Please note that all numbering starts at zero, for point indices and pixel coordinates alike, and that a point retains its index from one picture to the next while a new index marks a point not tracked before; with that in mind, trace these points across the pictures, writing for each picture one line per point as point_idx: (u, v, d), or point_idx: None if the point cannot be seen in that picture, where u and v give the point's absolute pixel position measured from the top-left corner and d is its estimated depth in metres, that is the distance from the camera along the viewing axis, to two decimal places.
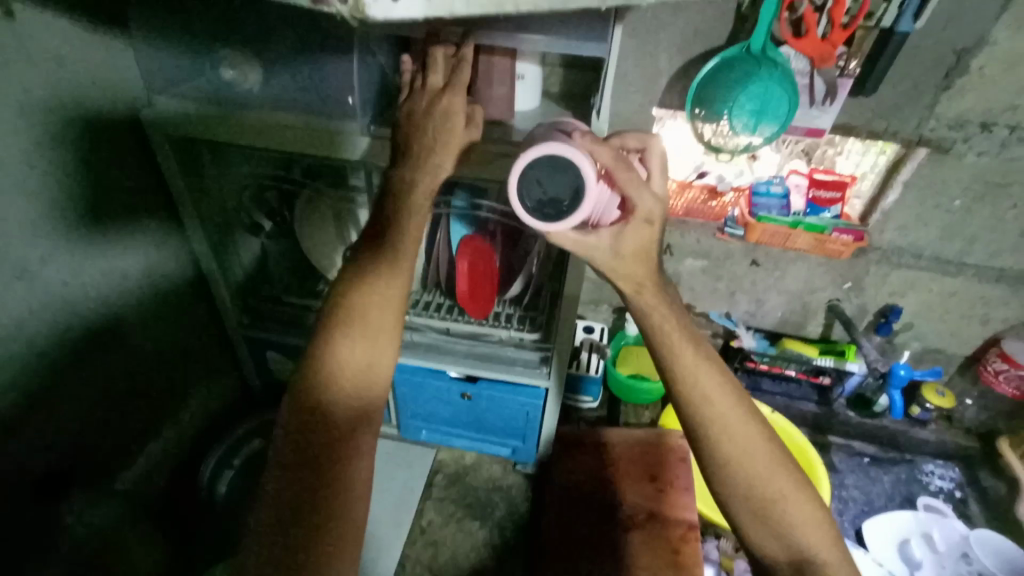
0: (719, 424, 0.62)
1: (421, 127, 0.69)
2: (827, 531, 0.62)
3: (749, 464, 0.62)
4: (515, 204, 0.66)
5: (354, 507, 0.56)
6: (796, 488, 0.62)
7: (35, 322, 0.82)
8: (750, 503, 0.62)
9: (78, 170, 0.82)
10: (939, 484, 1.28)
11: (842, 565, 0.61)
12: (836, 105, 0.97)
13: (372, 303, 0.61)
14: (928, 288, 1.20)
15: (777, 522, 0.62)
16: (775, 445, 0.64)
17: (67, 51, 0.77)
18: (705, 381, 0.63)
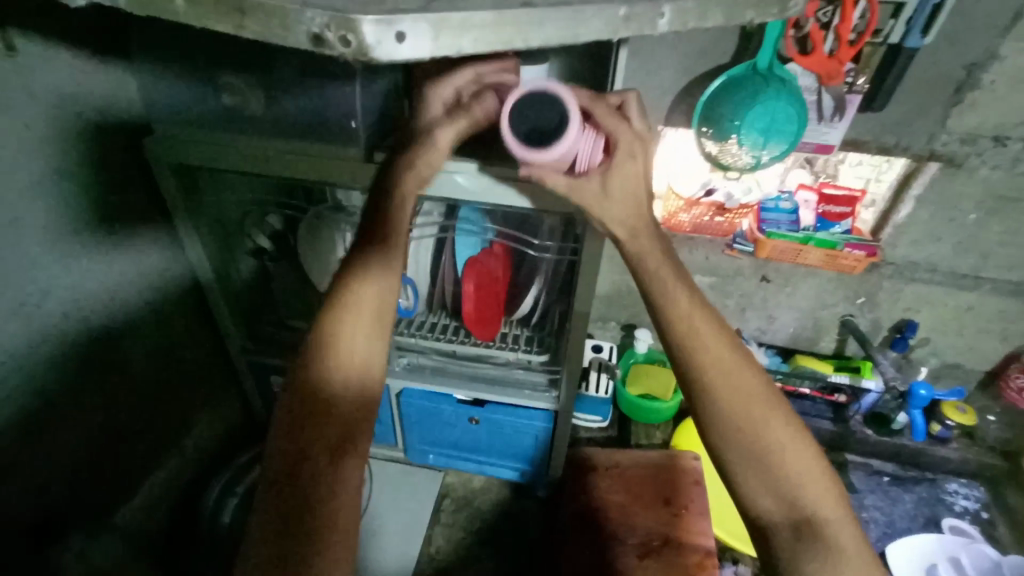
0: (713, 364, 0.61)
1: (426, 157, 0.70)
2: (830, 488, 0.57)
3: (744, 404, 0.59)
4: (501, 132, 0.63)
5: (350, 501, 0.58)
6: (794, 437, 0.58)
7: (32, 358, 0.80)
8: (744, 448, 0.58)
9: (78, 202, 0.82)
10: (964, 505, 1.24)
11: (847, 529, 0.56)
12: (845, 120, 0.96)
13: (362, 295, 0.65)
14: (943, 303, 1.19)
15: (774, 471, 0.57)
16: (773, 393, 0.61)
17: (70, 84, 0.78)
18: (699, 321, 0.63)
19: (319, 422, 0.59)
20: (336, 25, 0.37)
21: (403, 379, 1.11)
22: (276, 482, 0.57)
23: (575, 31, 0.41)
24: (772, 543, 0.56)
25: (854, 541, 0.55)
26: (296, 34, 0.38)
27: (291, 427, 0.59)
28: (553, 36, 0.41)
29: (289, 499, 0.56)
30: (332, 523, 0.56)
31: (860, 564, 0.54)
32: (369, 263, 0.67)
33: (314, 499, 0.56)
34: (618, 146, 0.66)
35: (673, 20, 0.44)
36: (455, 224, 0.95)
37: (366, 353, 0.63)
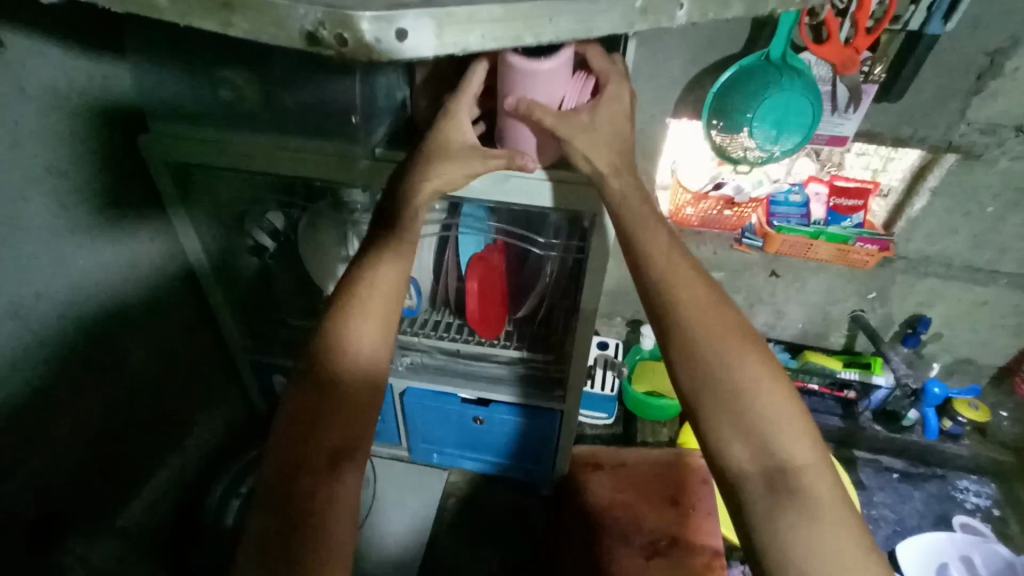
0: (693, 311, 0.61)
1: (443, 168, 0.67)
2: (808, 436, 0.56)
3: (718, 347, 0.59)
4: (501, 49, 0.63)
5: (347, 508, 0.59)
6: (770, 384, 0.58)
7: (28, 362, 0.79)
8: (716, 391, 0.58)
9: (72, 201, 0.80)
10: (975, 502, 1.22)
11: (821, 471, 0.55)
12: (859, 112, 0.93)
13: (364, 297, 0.65)
14: (957, 297, 1.17)
15: (748, 418, 0.56)
16: (753, 341, 0.60)
17: (62, 79, 0.75)
18: (680, 270, 0.63)
19: (320, 423, 0.61)
20: (331, 24, 0.37)
21: (407, 379, 1.10)
22: (275, 480, 0.59)
23: (588, 24, 0.40)
24: (742, 491, 0.56)
25: (828, 488, 0.54)
26: (288, 31, 0.37)
27: (294, 424, 0.61)
28: (565, 29, 0.40)
29: (289, 500, 0.58)
30: (326, 527, 0.57)
31: (832, 513, 0.53)
32: (379, 263, 0.67)
33: (310, 502, 0.58)
34: (606, 85, 0.67)
35: (691, 10, 0.42)
36: (457, 222, 0.92)
37: (370, 356, 0.64)
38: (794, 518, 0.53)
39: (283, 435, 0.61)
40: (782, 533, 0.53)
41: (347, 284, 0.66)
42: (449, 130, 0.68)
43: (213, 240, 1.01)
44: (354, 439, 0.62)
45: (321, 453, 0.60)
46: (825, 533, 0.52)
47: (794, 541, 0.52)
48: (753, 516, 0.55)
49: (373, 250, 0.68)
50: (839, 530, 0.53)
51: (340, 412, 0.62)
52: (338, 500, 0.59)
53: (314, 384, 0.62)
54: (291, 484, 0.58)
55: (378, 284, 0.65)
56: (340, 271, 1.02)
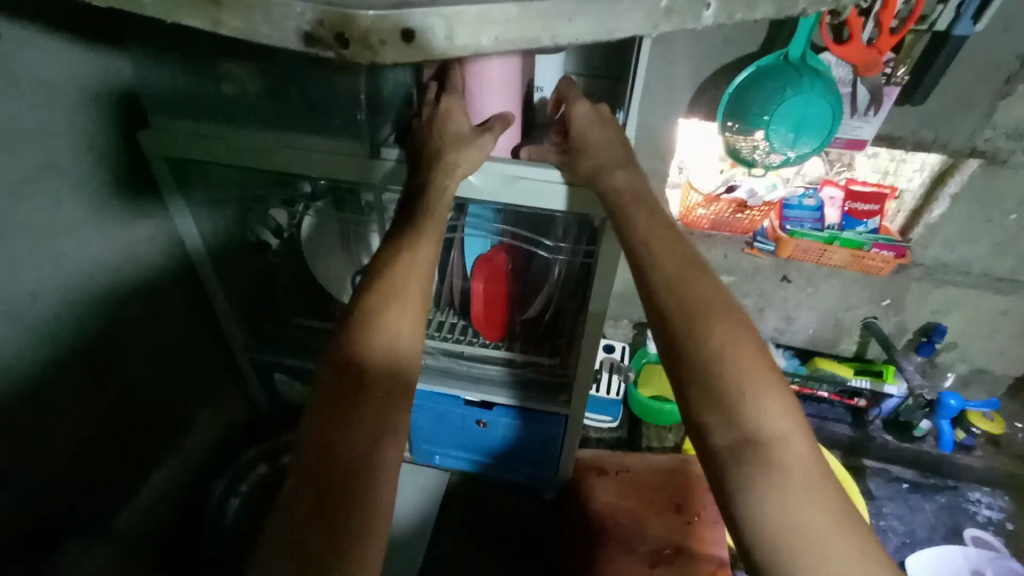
0: (668, 282, 0.58)
1: (459, 157, 0.68)
2: (784, 404, 0.52)
3: (691, 316, 0.56)
4: (475, 94, 0.72)
5: (388, 501, 0.54)
6: (742, 351, 0.54)
7: (24, 363, 0.77)
8: (688, 359, 0.54)
9: (70, 198, 0.78)
10: (987, 514, 1.20)
11: (797, 444, 0.50)
12: (879, 115, 0.90)
13: (403, 267, 0.64)
14: (974, 306, 1.15)
15: (719, 387, 0.52)
16: (727, 308, 0.57)
17: (59, 73, 0.73)
18: (655, 240, 0.61)
19: (362, 398, 0.57)
20: (328, 22, 0.36)
21: None
22: (308, 457, 0.54)
23: (609, 27, 0.38)
24: (714, 462, 0.51)
25: (801, 460, 0.49)
26: (283, 31, 0.36)
27: (330, 395, 0.57)
28: (583, 31, 0.38)
29: (324, 493, 0.52)
30: (367, 512, 0.52)
31: (807, 485, 0.48)
32: (416, 233, 0.66)
33: (350, 482, 0.52)
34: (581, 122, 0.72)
35: (718, 11, 0.40)
36: (464, 222, 0.90)
37: (407, 344, 0.61)
38: (766, 492, 0.48)
39: (318, 407, 0.56)
40: (752, 504, 0.48)
41: (381, 256, 0.65)
42: (454, 122, 0.70)
43: (217, 237, 0.99)
44: (396, 418, 0.57)
45: (363, 430, 0.55)
46: (797, 506, 0.47)
47: (764, 514, 0.47)
48: (725, 488, 0.50)
49: (407, 236, 0.66)
50: (814, 502, 0.47)
51: (374, 395, 0.57)
52: (378, 491, 0.53)
53: (349, 356, 0.59)
54: (328, 462, 0.53)
55: (418, 252, 0.65)
56: (348, 277, 1.01)
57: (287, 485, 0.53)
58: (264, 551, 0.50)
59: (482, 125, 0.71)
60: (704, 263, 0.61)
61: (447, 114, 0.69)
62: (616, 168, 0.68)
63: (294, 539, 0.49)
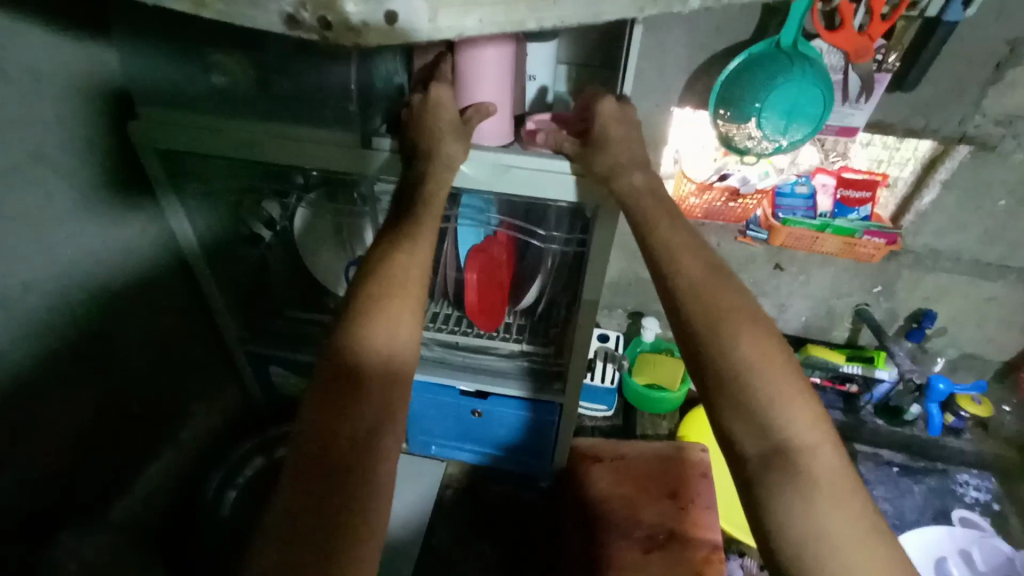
0: (693, 291, 0.59)
1: (450, 149, 0.69)
2: (812, 413, 0.52)
3: (718, 325, 0.56)
4: (467, 79, 0.71)
5: (383, 495, 0.54)
6: (769, 361, 0.54)
7: (17, 356, 0.77)
8: (718, 369, 0.54)
9: (59, 189, 0.78)
10: (975, 496, 1.22)
11: (826, 452, 0.51)
12: (870, 102, 0.91)
13: (403, 259, 0.64)
14: (963, 292, 1.17)
15: (747, 397, 0.52)
16: (752, 318, 0.57)
17: (46, 62, 0.72)
18: (678, 249, 0.61)
19: (365, 389, 0.57)
20: (311, 6, 0.36)
21: None
22: (308, 445, 0.54)
23: (595, 10, 0.40)
24: (743, 472, 0.52)
25: (830, 469, 0.50)
26: (266, 13, 0.36)
27: (328, 398, 0.56)
28: (569, 14, 0.39)
29: (315, 489, 0.52)
30: (369, 498, 0.53)
31: (835, 495, 0.49)
32: (416, 222, 0.67)
33: (351, 469, 0.53)
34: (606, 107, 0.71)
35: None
36: (457, 212, 0.90)
37: (406, 341, 0.61)
38: (796, 502, 0.49)
39: (317, 398, 0.56)
40: (780, 512, 0.49)
41: (381, 249, 0.65)
42: (441, 106, 0.70)
43: (212, 233, 0.99)
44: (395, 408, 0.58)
45: (363, 419, 0.56)
46: (824, 514, 0.48)
47: (792, 524, 0.48)
48: (756, 498, 0.50)
49: (404, 231, 0.66)
50: (842, 510, 0.48)
51: (367, 393, 0.57)
52: (372, 486, 0.53)
53: (351, 352, 0.58)
54: (328, 448, 0.54)
55: (418, 245, 0.66)
56: (341, 270, 1.01)
57: (286, 474, 0.53)
58: (263, 538, 0.50)
59: (466, 117, 0.71)
60: (727, 272, 0.61)
61: (435, 102, 0.70)
62: (634, 169, 0.69)
63: (293, 529, 0.50)
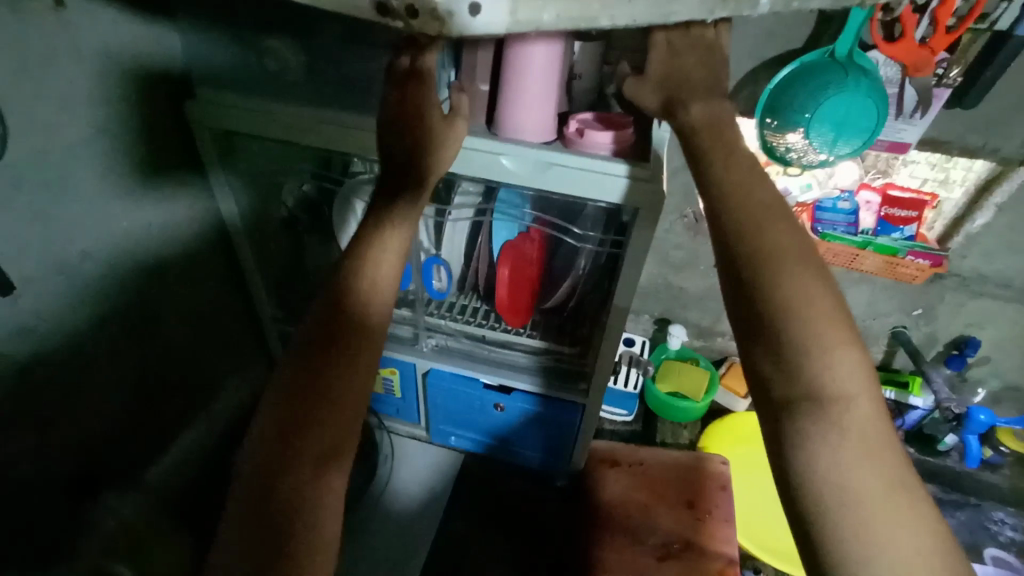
0: (740, 227, 0.53)
1: (434, 161, 0.67)
2: (856, 362, 0.49)
3: (769, 265, 0.51)
4: (513, 76, 0.72)
5: (331, 516, 0.54)
6: (817, 304, 0.49)
7: (73, 318, 0.81)
8: (760, 311, 0.50)
9: (119, 162, 0.81)
10: (1011, 535, 1.17)
11: (862, 401, 0.48)
12: (925, 118, 0.88)
13: (369, 275, 0.60)
14: (1010, 321, 1.13)
15: (789, 343, 0.49)
16: (806, 258, 0.52)
17: (116, 41, 0.76)
18: (733, 189, 0.55)
19: (315, 419, 0.55)
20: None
21: (431, 360, 1.10)
22: (256, 474, 0.54)
23: (667, 8, 0.41)
24: (771, 416, 0.50)
25: (863, 418, 0.48)
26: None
27: (291, 398, 0.56)
28: (642, 13, 0.40)
29: (264, 503, 0.52)
30: (312, 539, 0.52)
31: (863, 448, 0.47)
32: (378, 237, 0.61)
33: (295, 511, 0.52)
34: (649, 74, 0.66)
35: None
36: (493, 206, 0.90)
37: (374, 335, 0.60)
38: (822, 449, 0.47)
39: (285, 388, 0.57)
40: (805, 460, 0.47)
41: (348, 262, 0.61)
42: (427, 109, 0.67)
43: (251, 202, 1.01)
44: (344, 438, 0.57)
45: (313, 450, 0.55)
46: (850, 465, 0.46)
47: (816, 470, 0.47)
48: (782, 442, 0.49)
49: (371, 219, 0.63)
50: (870, 459, 0.47)
51: (328, 395, 0.56)
52: (322, 508, 0.54)
53: (335, 323, 0.58)
54: (272, 483, 0.53)
55: (382, 265, 0.60)
56: (348, 221, 0.95)
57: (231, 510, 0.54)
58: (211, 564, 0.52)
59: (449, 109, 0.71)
60: (786, 215, 0.54)
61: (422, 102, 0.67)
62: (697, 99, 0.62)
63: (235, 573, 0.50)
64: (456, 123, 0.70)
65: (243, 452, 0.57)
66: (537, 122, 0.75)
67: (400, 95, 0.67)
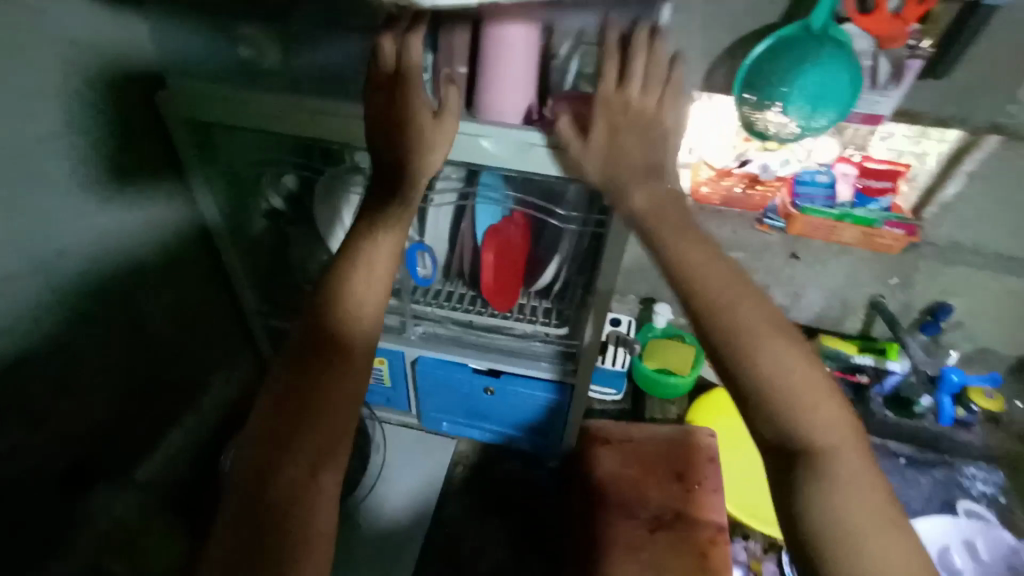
0: (709, 304, 0.57)
1: (423, 163, 0.69)
2: (835, 416, 0.52)
3: (743, 338, 0.54)
4: (489, 58, 0.71)
5: (326, 515, 0.54)
6: (793, 368, 0.53)
7: (53, 317, 0.79)
8: (744, 386, 0.54)
9: (93, 156, 0.79)
10: (981, 489, 1.22)
11: (850, 456, 0.51)
12: (899, 89, 0.89)
13: (362, 279, 0.63)
14: (982, 286, 1.17)
15: (775, 411, 0.52)
16: (774, 325, 0.56)
17: (82, 30, 0.73)
18: (693, 261, 0.59)
19: (308, 421, 0.56)
20: None
21: (419, 347, 1.10)
22: (247, 479, 0.53)
23: None
24: (780, 481, 0.52)
25: (857, 470, 0.50)
26: None
27: (282, 405, 0.57)
28: None
29: (258, 507, 0.52)
30: (309, 537, 0.52)
31: (867, 498, 0.49)
32: (371, 238, 0.65)
33: (289, 513, 0.52)
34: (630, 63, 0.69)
35: None
36: (476, 190, 0.90)
37: (369, 322, 0.62)
38: (832, 508, 0.49)
39: (278, 390, 0.58)
40: (817, 524, 0.48)
41: (341, 264, 0.63)
42: (414, 110, 0.68)
43: (227, 187, 0.98)
44: (337, 438, 0.57)
45: (305, 452, 0.55)
46: (859, 521, 0.48)
47: (830, 532, 0.48)
48: (795, 508, 0.50)
49: (364, 221, 0.67)
50: (872, 508, 0.49)
51: (324, 399, 0.57)
52: (317, 506, 0.53)
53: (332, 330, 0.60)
54: (264, 485, 0.53)
55: (375, 269, 0.64)
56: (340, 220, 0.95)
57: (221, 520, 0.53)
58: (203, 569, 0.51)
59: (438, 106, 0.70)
60: (745, 281, 0.58)
61: (411, 98, 0.67)
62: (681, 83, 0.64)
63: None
64: (446, 120, 0.70)
65: (234, 460, 0.56)
66: (516, 104, 0.75)
67: (388, 98, 0.68)
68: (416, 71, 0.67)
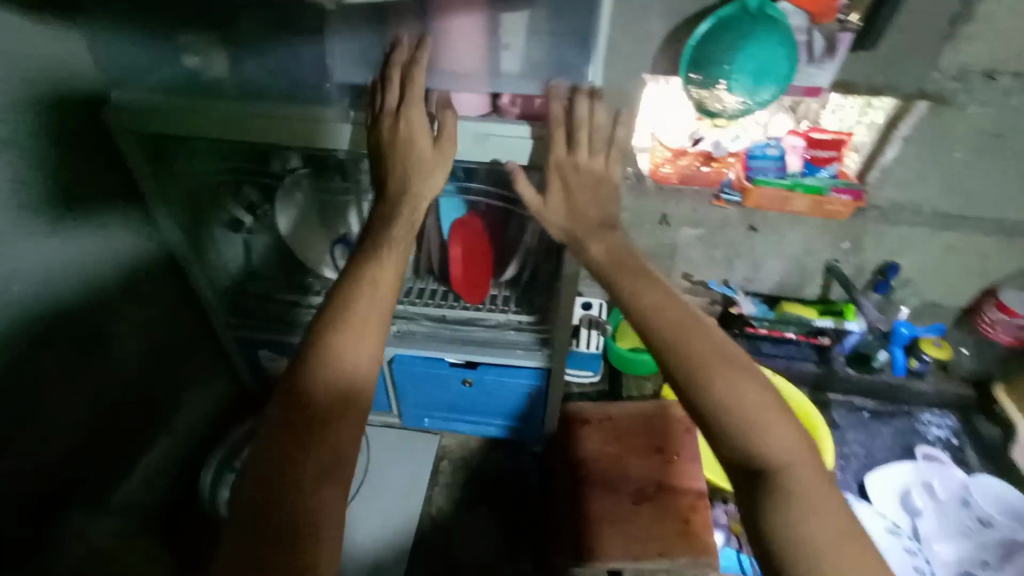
0: (666, 338, 0.61)
1: (422, 188, 0.70)
2: (789, 435, 0.55)
3: (698, 367, 0.58)
4: (441, 51, 0.72)
5: (334, 528, 0.53)
6: (745, 392, 0.56)
7: (7, 346, 0.77)
8: (702, 414, 0.57)
9: (38, 177, 0.77)
10: (937, 433, 1.34)
11: (808, 471, 0.53)
12: (835, 62, 0.93)
13: (364, 300, 0.63)
14: (926, 245, 1.23)
15: (732, 435, 0.55)
16: (726, 353, 0.60)
17: (14, 47, 0.71)
18: (651, 299, 0.64)
19: (312, 436, 0.56)
20: None
21: (395, 345, 1.10)
22: (252, 497, 0.52)
23: None
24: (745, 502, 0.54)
25: (815, 483, 0.52)
26: None
27: (283, 428, 0.56)
28: None
29: (265, 523, 0.51)
30: (320, 545, 0.51)
31: (825, 511, 0.51)
32: (377, 261, 0.66)
33: (295, 524, 0.51)
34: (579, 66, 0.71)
35: None
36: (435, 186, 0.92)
37: (367, 368, 0.61)
38: (792, 522, 0.51)
39: (279, 406, 0.57)
40: (780, 537, 0.51)
41: (345, 287, 0.64)
42: (414, 137, 0.69)
43: (182, 199, 0.95)
44: (342, 454, 0.56)
45: (311, 468, 0.54)
46: (819, 531, 0.50)
47: (792, 544, 0.50)
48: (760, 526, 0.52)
49: (368, 241, 0.69)
50: (831, 520, 0.51)
51: (327, 419, 0.57)
52: (324, 517, 0.53)
53: (333, 357, 0.59)
54: (268, 500, 0.52)
55: (380, 291, 0.64)
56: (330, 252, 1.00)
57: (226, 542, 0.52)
58: None
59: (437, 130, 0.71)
60: (698, 316, 0.64)
61: (410, 123, 0.69)
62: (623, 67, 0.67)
63: None
64: (445, 145, 0.71)
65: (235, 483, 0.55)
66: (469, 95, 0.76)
67: (389, 125, 0.70)
68: (415, 95, 0.69)
